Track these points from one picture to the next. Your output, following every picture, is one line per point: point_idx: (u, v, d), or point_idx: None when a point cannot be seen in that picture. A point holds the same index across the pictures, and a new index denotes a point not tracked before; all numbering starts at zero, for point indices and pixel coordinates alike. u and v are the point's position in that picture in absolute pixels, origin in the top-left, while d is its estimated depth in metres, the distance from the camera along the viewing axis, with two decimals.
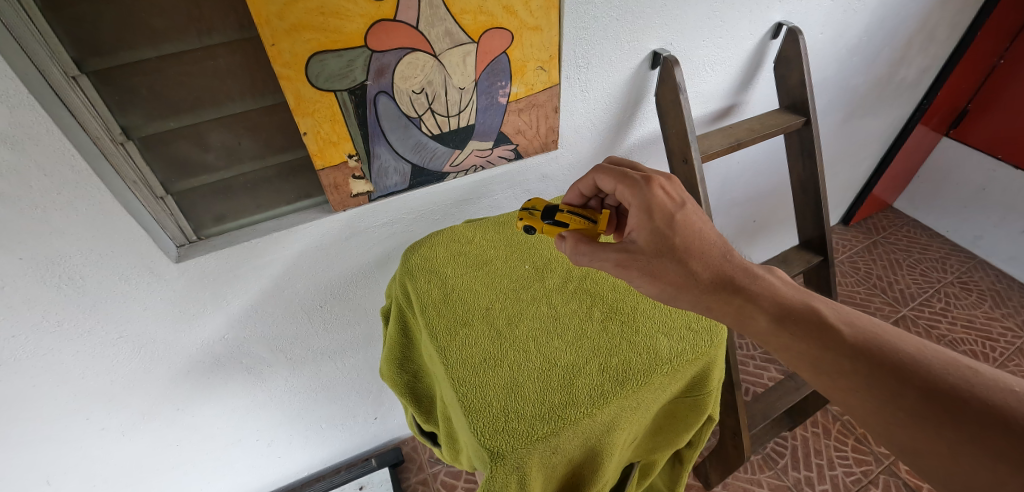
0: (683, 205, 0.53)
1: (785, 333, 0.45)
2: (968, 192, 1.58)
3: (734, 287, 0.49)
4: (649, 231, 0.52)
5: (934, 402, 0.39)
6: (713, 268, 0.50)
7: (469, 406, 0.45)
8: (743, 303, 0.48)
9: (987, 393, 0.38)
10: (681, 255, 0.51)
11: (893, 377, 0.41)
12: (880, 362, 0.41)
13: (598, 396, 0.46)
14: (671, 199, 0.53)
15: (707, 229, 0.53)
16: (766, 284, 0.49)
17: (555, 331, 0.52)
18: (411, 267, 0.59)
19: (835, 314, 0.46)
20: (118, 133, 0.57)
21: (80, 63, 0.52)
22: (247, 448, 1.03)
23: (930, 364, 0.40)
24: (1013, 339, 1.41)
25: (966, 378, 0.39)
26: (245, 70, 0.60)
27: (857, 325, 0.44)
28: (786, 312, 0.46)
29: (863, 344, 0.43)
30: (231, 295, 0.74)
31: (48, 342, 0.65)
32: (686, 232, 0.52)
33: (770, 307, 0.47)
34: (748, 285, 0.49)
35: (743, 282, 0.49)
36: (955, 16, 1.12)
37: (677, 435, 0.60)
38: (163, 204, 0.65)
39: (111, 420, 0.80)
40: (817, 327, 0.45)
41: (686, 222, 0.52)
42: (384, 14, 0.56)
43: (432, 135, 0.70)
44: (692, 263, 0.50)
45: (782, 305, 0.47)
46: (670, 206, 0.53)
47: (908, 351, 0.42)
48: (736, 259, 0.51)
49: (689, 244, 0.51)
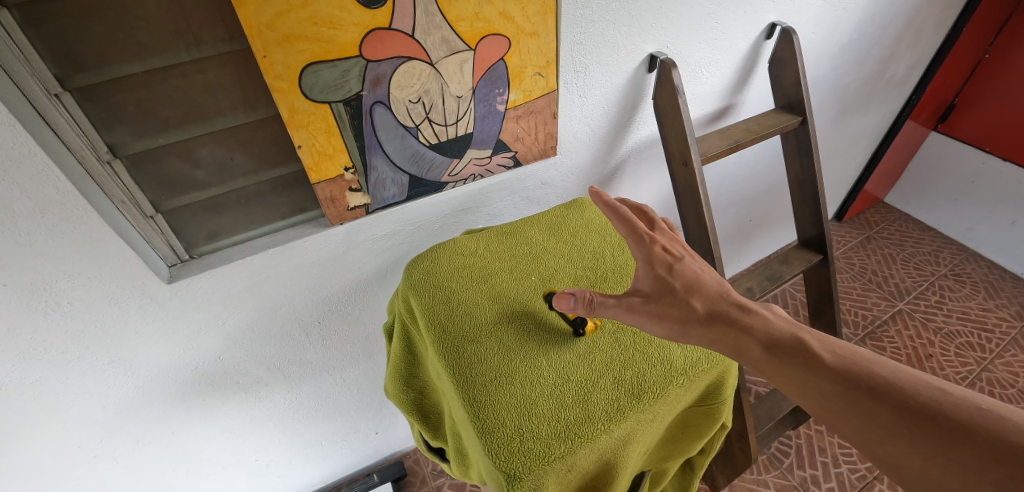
0: (682, 259, 0.51)
1: (775, 359, 0.44)
2: (958, 185, 1.60)
3: (731, 321, 0.47)
4: (653, 279, 0.50)
5: (907, 418, 0.39)
6: (708, 306, 0.48)
7: (484, 428, 0.43)
8: (738, 333, 0.46)
9: (956, 409, 0.38)
10: (682, 296, 0.49)
11: (869, 398, 0.41)
12: (858, 384, 0.41)
13: (615, 412, 0.44)
14: (670, 254, 0.52)
15: (706, 275, 0.51)
16: (761, 318, 0.47)
17: (567, 345, 0.49)
18: (414, 281, 0.55)
19: (819, 341, 0.45)
20: (105, 152, 0.55)
21: (62, 80, 0.50)
22: (245, 469, 1.00)
23: (904, 383, 0.41)
24: (1008, 329, 1.42)
25: (936, 397, 0.40)
26: (235, 83, 0.58)
27: (839, 352, 0.44)
28: (775, 342, 0.45)
29: (845, 369, 0.43)
30: (226, 314, 0.71)
31: (36, 370, 0.63)
32: (687, 279, 0.50)
33: (762, 337, 0.46)
34: (743, 318, 0.47)
35: (738, 316, 0.47)
36: (941, 12, 1.14)
37: (690, 444, 0.59)
38: (154, 223, 0.62)
39: (103, 447, 0.78)
40: (802, 355, 0.44)
41: (685, 272, 0.50)
42: (378, 23, 0.54)
43: (429, 145, 0.68)
44: (692, 300, 0.49)
45: (771, 334, 0.46)
46: (668, 260, 0.51)
47: (882, 372, 0.42)
48: (733, 299, 0.49)
49: (690, 287, 0.49)
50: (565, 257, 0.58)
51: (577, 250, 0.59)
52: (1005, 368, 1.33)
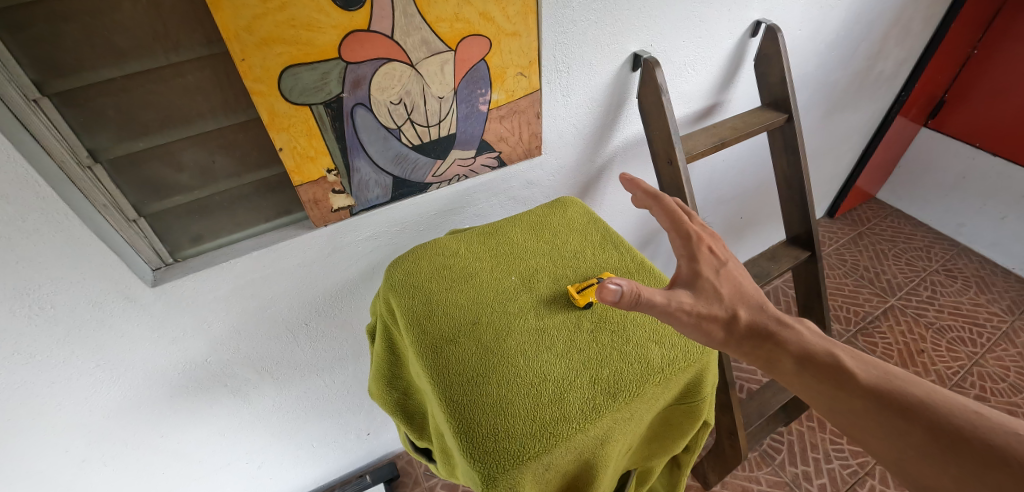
0: (727, 262, 0.52)
1: (807, 373, 0.48)
2: (949, 180, 1.60)
3: (766, 332, 0.49)
4: (696, 279, 0.50)
5: (938, 440, 0.41)
6: (750, 317, 0.50)
7: (460, 427, 0.43)
8: (772, 347, 0.49)
9: (991, 434, 0.40)
10: (726, 303, 0.50)
11: (902, 417, 0.43)
12: (889, 403, 0.44)
13: (591, 411, 0.43)
14: (716, 255, 0.52)
15: (748, 282, 0.53)
16: (795, 333, 0.50)
17: (545, 345, 0.48)
18: (394, 283, 0.55)
19: (854, 359, 0.48)
20: (86, 157, 0.55)
21: (41, 85, 0.50)
22: (236, 471, 1.00)
23: (939, 406, 0.43)
24: (999, 323, 1.43)
25: (971, 420, 0.41)
26: (214, 87, 0.58)
27: (874, 371, 0.47)
28: (809, 357, 0.48)
29: (877, 387, 0.45)
30: (211, 317, 0.72)
31: (22, 374, 0.63)
32: (729, 284, 0.51)
33: (795, 351, 0.49)
34: (779, 331, 0.50)
35: (776, 329, 0.50)
36: (928, 8, 1.14)
37: (674, 441, 0.59)
38: (137, 227, 0.62)
39: (91, 450, 0.78)
40: (834, 371, 0.47)
41: (729, 277, 0.52)
42: (357, 25, 0.54)
43: (412, 146, 0.69)
44: (736, 310, 0.50)
45: (806, 349, 0.49)
46: (714, 262, 0.52)
47: (917, 393, 0.44)
48: (771, 309, 0.51)
49: (732, 294, 0.51)
50: (546, 256, 0.58)
51: (558, 249, 0.59)
52: (996, 363, 1.33)
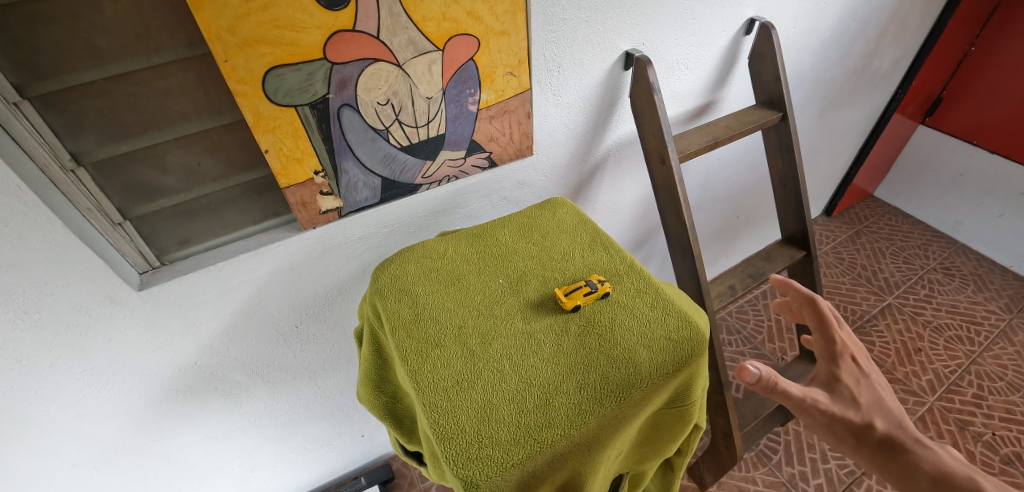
0: (869, 374, 0.53)
1: None
2: (947, 178, 1.59)
3: (901, 449, 0.48)
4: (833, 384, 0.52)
5: None
6: (886, 429, 0.49)
7: (443, 434, 0.42)
8: (908, 462, 0.47)
9: None
10: (863, 412, 0.50)
11: None
12: None
13: (576, 418, 0.43)
14: (857, 364, 0.53)
15: (889, 398, 0.52)
16: (934, 454, 0.47)
17: (532, 349, 0.48)
18: (380, 287, 0.54)
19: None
20: (68, 160, 0.54)
21: (21, 88, 0.49)
22: (229, 474, 0.99)
23: None
24: (997, 321, 1.42)
25: None
26: (199, 88, 0.57)
27: None
28: (946, 478, 0.46)
29: None
30: (199, 320, 0.71)
31: (8, 380, 0.62)
32: (869, 394, 0.52)
33: (931, 471, 0.46)
34: (916, 450, 0.48)
35: (909, 446, 0.48)
36: (924, 5, 1.13)
37: (665, 444, 0.58)
38: (122, 231, 0.61)
39: (81, 455, 0.77)
40: None
41: (869, 387, 0.52)
42: (342, 25, 0.54)
43: (401, 147, 0.68)
44: (873, 420, 0.50)
45: (942, 471, 0.46)
46: (855, 371, 0.53)
47: None
48: (909, 427, 0.50)
49: (871, 404, 0.51)
50: (534, 258, 0.57)
51: (546, 250, 0.58)
52: (994, 362, 1.32)
